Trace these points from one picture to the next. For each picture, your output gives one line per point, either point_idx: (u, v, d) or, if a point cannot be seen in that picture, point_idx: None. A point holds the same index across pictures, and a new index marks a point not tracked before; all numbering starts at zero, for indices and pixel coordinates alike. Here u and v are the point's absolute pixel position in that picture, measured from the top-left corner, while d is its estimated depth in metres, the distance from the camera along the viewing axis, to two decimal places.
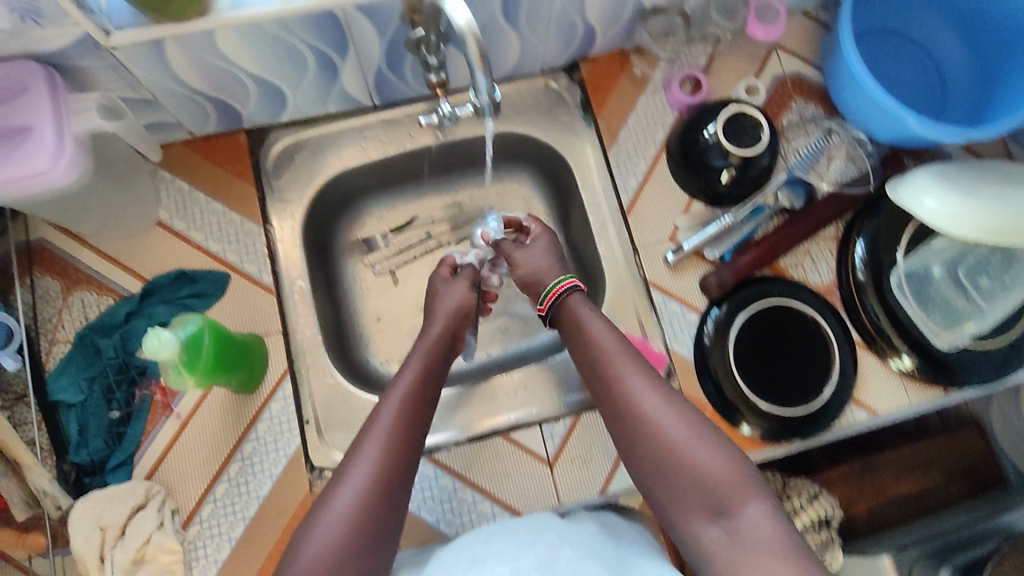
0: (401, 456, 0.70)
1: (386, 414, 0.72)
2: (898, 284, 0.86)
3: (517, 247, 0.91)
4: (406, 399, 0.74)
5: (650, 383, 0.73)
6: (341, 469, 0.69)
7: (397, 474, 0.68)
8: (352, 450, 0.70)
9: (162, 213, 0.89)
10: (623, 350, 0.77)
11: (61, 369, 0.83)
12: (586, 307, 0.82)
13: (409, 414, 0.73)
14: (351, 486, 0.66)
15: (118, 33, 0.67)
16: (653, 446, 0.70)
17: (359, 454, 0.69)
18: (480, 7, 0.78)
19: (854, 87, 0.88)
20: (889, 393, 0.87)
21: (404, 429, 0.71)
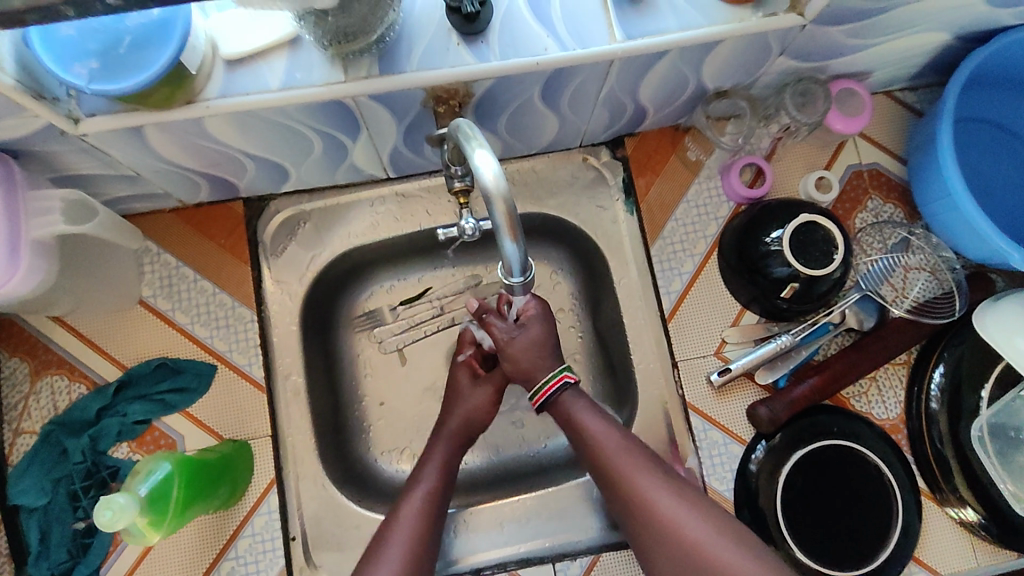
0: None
1: (405, 526, 0.67)
2: (978, 436, 0.75)
3: (506, 334, 0.72)
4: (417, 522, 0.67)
5: (664, 482, 0.64)
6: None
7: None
8: (366, 564, 0.64)
9: (145, 290, 0.80)
10: (624, 446, 0.67)
11: (23, 469, 0.74)
12: (580, 399, 0.70)
13: (426, 527, 0.68)
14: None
15: (89, 121, 0.57)
16: (679, 557, 0.60)
17: (375, 570, 0.63)
18: (516, 93, 0.66)
19: (943, 199, 0.76)
20: (952, 553, 0.77)
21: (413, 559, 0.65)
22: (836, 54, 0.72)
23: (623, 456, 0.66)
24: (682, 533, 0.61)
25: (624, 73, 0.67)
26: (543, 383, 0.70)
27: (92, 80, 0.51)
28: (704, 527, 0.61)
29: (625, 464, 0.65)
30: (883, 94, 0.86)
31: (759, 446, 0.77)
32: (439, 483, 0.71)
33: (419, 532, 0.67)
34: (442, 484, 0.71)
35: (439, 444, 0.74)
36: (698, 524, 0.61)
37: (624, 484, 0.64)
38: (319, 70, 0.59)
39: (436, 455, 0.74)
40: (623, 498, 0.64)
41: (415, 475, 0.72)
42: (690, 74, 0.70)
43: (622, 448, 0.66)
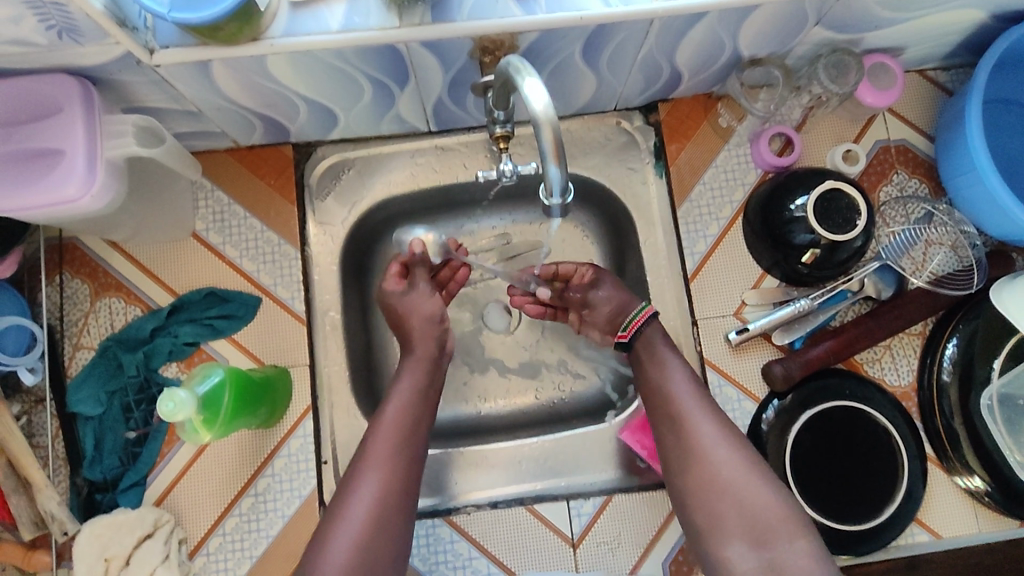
0: (402, 474, 0.70)
1: (382, 441, 0.71)
2: (988, 405, 0.77)
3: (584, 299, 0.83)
4: (391, 433, 0.71)
5: (707, 412, 0.71)
6: (337, 501, 0.68)
7: (396, 505, 0.68)
8: (350, 479, 0.69)
9: (198, 224, 0.85)
10: (682, 371, 0.74)
11: (82, 380, 0.79)
12: (659, 332, 0.77)
13: (403, 439, 0.71)
14: (361, 501, 0.67)
15: (162, 52, 0.62)
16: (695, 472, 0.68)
17: (358, 485, 0.68)
18: (559, 48, 0.70)
19: (966, 173, 0.78)
20: (956, 517, 0.80)
21: (392, 465, 0.70)
22: (872, 27, 0.74)
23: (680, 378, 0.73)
24: (708, 455, 0.68)
25: (664, 34, 0.70)
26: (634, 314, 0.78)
27: (174, 9, 0.56)
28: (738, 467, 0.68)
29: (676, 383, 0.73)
30: (916, 73, 0.87)
31: (771, 405, 0.80)
32: (414, 397, 0.75)
33: (396, 445, 0.71)
34: (419, 393, 0.75)
35: (413, 366, 0.77)
36: (724, 449, 0.68)
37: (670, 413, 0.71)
38: (376, 15, 0.63)
39: (409, 376, 0.76)
40: (670, 418, 0.71)
41: (387, 396, 0.75)
42: (727, 38, 0.73)
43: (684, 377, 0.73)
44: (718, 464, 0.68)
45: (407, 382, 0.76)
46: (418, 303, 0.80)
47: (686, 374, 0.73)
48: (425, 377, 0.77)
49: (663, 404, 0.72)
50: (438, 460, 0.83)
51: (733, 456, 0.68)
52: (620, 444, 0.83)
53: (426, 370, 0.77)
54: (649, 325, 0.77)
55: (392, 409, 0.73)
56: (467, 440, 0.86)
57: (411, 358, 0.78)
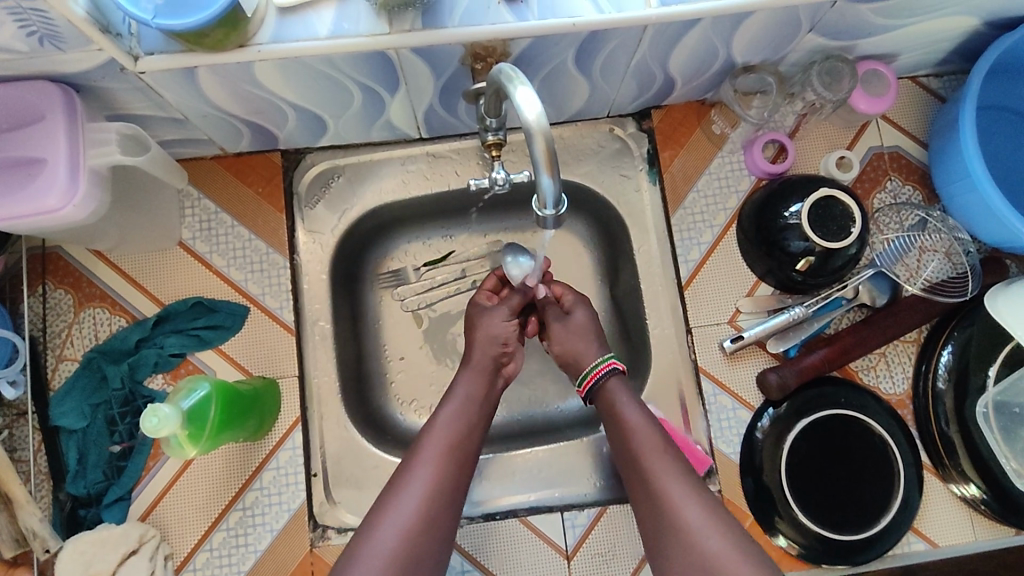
0: (454, 479, 0.67)
1: (437, 441, 0.69)
2: (983, 412, 0.76)
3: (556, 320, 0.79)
4: (448, 438, 0.69)
5: (689, 490, 0.65)
6: (384, 494, 0.66)
7: (445, 507, 0.66)
8: (401, 473, 0.67)
9: (184, 232, 0.83)
10: (655, 443, 0.69)
11: (65, 392, 0.78)
12: (626, 393, 0.73)
13: (461, 442, 0.69)
14: (409, 500, 0.64)
15: (147, 59, 0.60)
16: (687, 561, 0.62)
17: (409, 480, 0.66)
18: (552, 54, 0.69)
19: (960, 179, 0.78)
20: (952, 525, 0.79)
21: (447, 469, 0.67)
22: (865, 34, 0.74)
23: (654, 452, 0.68)
24: (697, 542, 0.63)
25: (657, 40, 0.69)
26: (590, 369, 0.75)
27: (158, 15, 0.55)
28: (717, 538, 0.63)
29: (651, 455, 0.68)
30: (908, 80, 0.87)
31: (766, 413, 0.79)
32: (473, 400, 0.73)
33: (452, 447, 0.69)
34: (477, 400, 0.73)
35: (473, 369, 0.76)
36: (715, 536, 0.63)
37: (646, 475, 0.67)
38: (366, 21, 0.62)
39: (467, 381, 0.74)
40: (652, 496, 0.66)
41: (445, 398, 0.73)
42: (721, 45, 0.72)
43: (659, 450, 0.68)
44: (710, 551, 0.62)
45: (467, 385, 0.74)
46: (489, 321, 0.79)
47: (660, 446, 0.68)
48: (484, 383, 0.75)
49: (637, 465, 0.68)
50: None
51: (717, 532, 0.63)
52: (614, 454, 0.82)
53: (487, 380, 0.75)
54: (614, 376, 0.74)
55: (449, 413, 0.71)
56: None
57: (473, 361, 0.77)
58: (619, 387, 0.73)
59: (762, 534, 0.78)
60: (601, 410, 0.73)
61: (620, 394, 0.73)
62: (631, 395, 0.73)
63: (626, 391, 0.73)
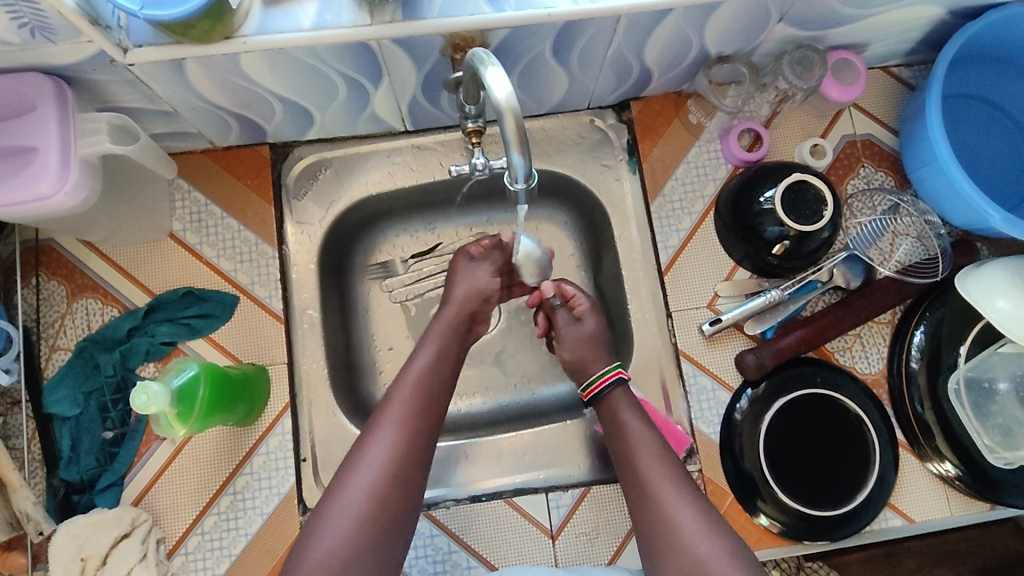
0: (419, 432, 0.69)
1: (401, 397, 0.70)
2: (955, 389, 0.79)
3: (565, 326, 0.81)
4: (413, 393, 0.70)
5: (683, 496, 0.67)
6: (351, 453, 0.67)
7: (412, 464, 0.67)
8: (367, 430, 0.69)
9: (175, 224, 0.85)
10: (654, 452, 0.70)
11: (58, 380, 0.79)
12: (627, 402, 0.75)
13: (425, 399, 0.71)
14: (376, 453, 0.66)
15: (136, 52, 0.63)
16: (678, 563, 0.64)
17: (374, 437, 0.67)
18: (530, 45, 0.71)
19: (929, 164, 0.80)
20: (929, 502, 0.81)
21: (410, 422, 0.69)
22: (833, 24, 0.76)
23: (651, 461, 0.70)
24: (688, 545, 0.64)
25: (631, 30, 0.71)
26: (596, 378, 0.77)
27: (146, 6, 0.57)
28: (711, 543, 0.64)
29: (648, 464, 0.70)
30: (880, 69, 0.90)
31: (745, 394, 0.81)
32: (436, 361, 0.74)
33: (417, 406, 0.70)
34: (440, 357, 0.75)
35: (437, 329, 0.77)
36: (706, 540, 0.64)
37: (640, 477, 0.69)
38: (347, 12, 0.64)
39: (431, 342, 0.76)
40: (647, 500, 0.68)
41: (410, 357, 0.74)
42: (693, 36, 0.75)
43: (656, 460, 0.70)
44: (701, 554, 0.64)
45: (431, 347, 0.75)
46: (469, 278, 0.80)
47: (657, 455, 0.70)
48: (448, 344, 0.76)
49: (633, 469, 0.70)
50: None
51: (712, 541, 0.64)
52: (597, 435, 0.84)
53: (451, 338, 0.77)
54: (619, 385, 0.76)
55: (414, 370, 0.73)
56: (447, 436, 0.86)
57: (437, 322, 0.78)
58: (622, 396, 0.75)
59: (743, 513, 0.80)
60: (604, 421, 0.75)
61: (622, 406, 0.74)
62: (632, 405, 0.75)
63: (630, 402, 0.75)
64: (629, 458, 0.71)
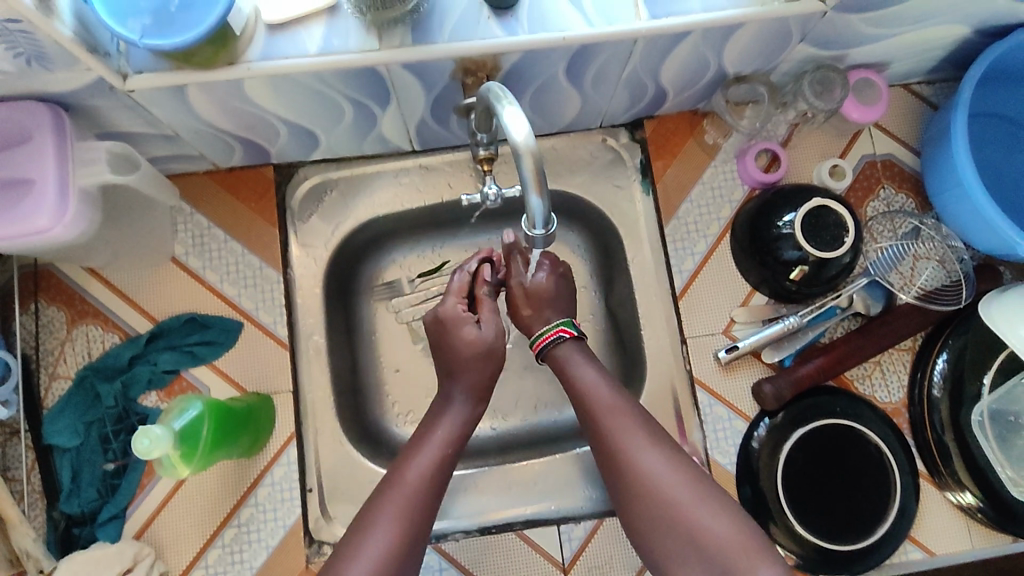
0: (425, 511, 0.67)
1: (409, 479, 0.67)
2: (978, 421, 0.76)
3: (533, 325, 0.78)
4: (427, 468, 0.68)
5: (645, 441, 0.67)
6: (347, 542, 0.64)
7: (412, 547, 0.65)
8: (371, 512, 0.65)
9: (177, 248, 0.83)
10: (620, 410, 0.69)
11: (59, 410, 0.78)
12: (578, 353, 0.73)
13: (427, 492, 0.67)
14: (380, 538, 0.64)
15: (136, 78, 0.60)
16: (665, 530, 0.64)
17: (374, 529, 0.64)
18: (542, 68, 0.69)
19: (953, 188, 0.78)
20: (949, 534, 0.79)
21: (417, 501, 0.66)
22: (856, 43, 0.74)
23: (618, 420, 0.68)
24: (656, 490, 0.65)
25: (647, 53, 0.69)
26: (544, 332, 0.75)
27: (146, 35, 0.54)
28: (678, 487, 0.64)
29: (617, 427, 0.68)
30: (901, 87, 0.87)
31: (763, 423, 0.79)
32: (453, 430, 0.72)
33: (425, 489, 0.67)
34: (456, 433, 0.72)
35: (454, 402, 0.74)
36: (676, 484, 0.65)
37: (598, 425, 0.69)
38: (355, 37, 0.62)
39: (446, 417, 0.73)
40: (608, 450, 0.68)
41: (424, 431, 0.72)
42: (712, 56, 0.72)
43: (610, 406, 0.69)
44: (676, 500, 0.64)
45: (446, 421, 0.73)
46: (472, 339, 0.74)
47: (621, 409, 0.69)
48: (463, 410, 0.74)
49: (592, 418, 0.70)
50: None
51: (685, 487, 0.64)
52: None
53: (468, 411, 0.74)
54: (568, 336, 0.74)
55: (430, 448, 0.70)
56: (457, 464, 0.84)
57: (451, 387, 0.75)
58: (571, 345, 0.74)
59: None
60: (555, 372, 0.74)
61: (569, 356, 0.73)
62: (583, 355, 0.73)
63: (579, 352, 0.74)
64: (586, 407, 0.70)
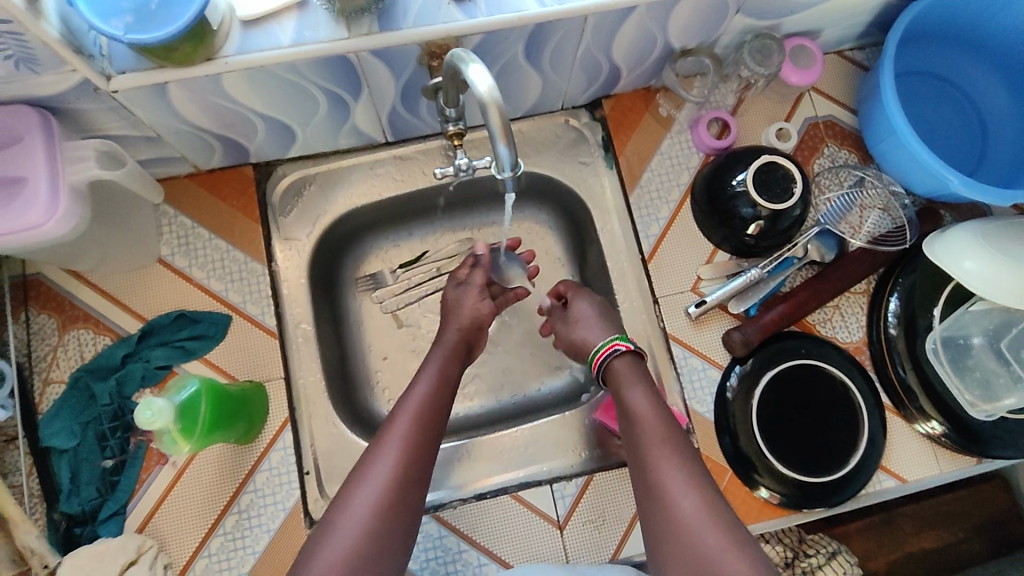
0: (428, 440, 0.70)
1: (410, 410, 0.72)
2: (933, 348, 0.82)
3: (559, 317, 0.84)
4: (424, 401, 0.73)
5: (688, 482, 0.64)
6: (358, 466, 0.68)
7: (417, 473, 0.68)
8: (378, 439, 0.69)
9: (163, 249, 0.86)
10: (663, 446, 0.66)
11: (53, 414, 0.79)
12: (632, 376, 0.73)
13: (429, 421, 0.72)
14: (386, 459, 0.67)
15: (120, 78, 0.64)
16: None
17: (381, 451, 0.68)
18: (503, 49, 0.74)
19: (889, 137, 0.84)
20: (919, 462, 0.83)
21: (420, 425, 0.71)
22: (787, 12, 0.80)
23: (663, 456, 0.66)
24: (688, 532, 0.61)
25: (598, 30, 0.74)
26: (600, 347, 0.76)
27: (129, 31, 0.58)
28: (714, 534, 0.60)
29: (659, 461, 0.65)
30: (835, 54, 0.94)
31: (735, 371, 0.84)
32: (433, 390, 0.74)
33: (405, 466, 0.67)
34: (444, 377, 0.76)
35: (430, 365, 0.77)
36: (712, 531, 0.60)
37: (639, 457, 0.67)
38: (325, 28, 0.67)
39: (429, 373, 0.76)
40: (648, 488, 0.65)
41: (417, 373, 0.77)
42: (657, 31, 0.78)
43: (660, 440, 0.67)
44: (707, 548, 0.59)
45: (426, 381, 0.75)
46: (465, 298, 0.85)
47: (663, 441, 0.67)
48: (441, 376, 0.76)
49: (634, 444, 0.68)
50: None
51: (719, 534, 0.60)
52: (594, 423, 0.85)
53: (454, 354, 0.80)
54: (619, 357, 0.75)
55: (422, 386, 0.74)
56: (450, 438, 0.87)
57: (432, 361, 0.78)
58: (625, 365, 0.75)
59: (744, 488, 0.82)
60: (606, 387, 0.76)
61: (626, 375, 0.74)
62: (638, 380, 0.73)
63: (633, 374, 0.74)
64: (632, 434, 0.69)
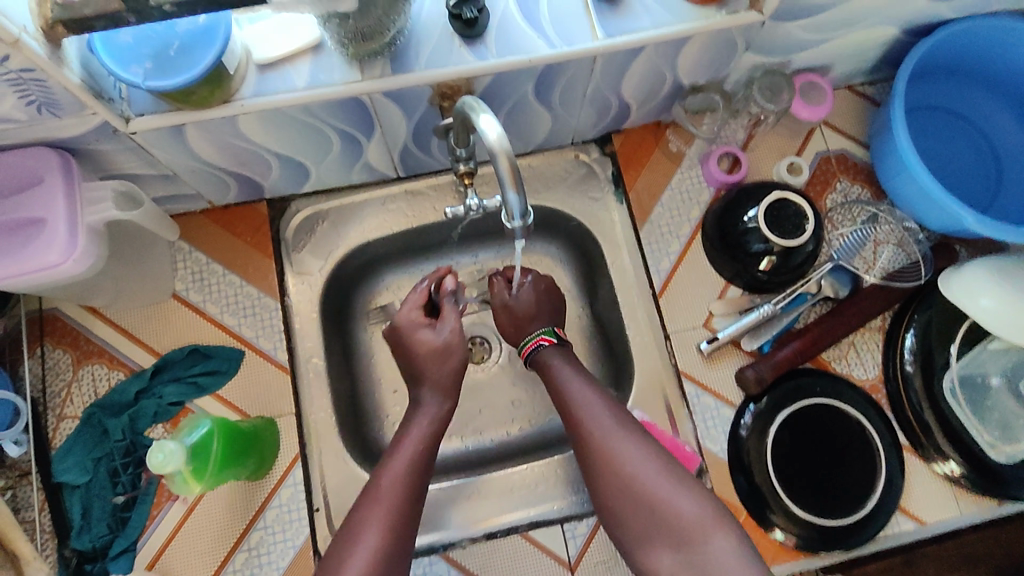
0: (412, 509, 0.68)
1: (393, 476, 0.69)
2: (951, 386, 0.81)
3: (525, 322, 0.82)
4: (408, 466, 0.70)
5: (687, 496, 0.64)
6: (340, 541, 0.66)
7: (400, 545, 0.66)
8: (359, 510, 0.68)
9: (178, 284, 0.87)
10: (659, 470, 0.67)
11: (67, 450, 0.80)
12: (592, 396, 0.73)
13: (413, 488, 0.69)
14: (372, 534, 0.65)
15: (138, 121, 0.65)
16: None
17: (364, 526, 0.66)
18: (514, 88, 0.74)
19: (902, 173, 0.84)
20: (939, 503, 0.81)
21: (403, 494, 0.68)
22: (796, 50, 0.81)
23: (662, 479, 0.66)
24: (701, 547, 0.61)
25: (607, 70, 0.75)
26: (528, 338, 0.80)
27: (147, 78, 0.60)
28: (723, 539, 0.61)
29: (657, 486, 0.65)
30: (846, 89, 0.95)
31: (748, 410, 0.83)
32: (419, 450, 0.72)
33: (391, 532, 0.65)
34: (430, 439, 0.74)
35: (417, 424, 0.74)
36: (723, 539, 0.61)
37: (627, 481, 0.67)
38: (339, 71, 0.68)
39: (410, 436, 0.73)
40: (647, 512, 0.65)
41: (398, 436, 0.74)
42: (667, 70, 0.79)
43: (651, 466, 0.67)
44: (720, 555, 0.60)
45: (414, 445, 0.72)
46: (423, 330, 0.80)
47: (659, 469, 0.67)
48: (427, 437, 0.74)
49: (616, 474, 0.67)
50: (437, 497, 0.83)
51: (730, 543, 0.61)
52: None
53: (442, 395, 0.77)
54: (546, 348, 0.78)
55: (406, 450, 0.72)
56: (459, 475, 0.87)
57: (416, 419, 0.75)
58: (555, 356, 0.77)
59: (758, 529, 0.80)
60: (572, 422, 0.73)
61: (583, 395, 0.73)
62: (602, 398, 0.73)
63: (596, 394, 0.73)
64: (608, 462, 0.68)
